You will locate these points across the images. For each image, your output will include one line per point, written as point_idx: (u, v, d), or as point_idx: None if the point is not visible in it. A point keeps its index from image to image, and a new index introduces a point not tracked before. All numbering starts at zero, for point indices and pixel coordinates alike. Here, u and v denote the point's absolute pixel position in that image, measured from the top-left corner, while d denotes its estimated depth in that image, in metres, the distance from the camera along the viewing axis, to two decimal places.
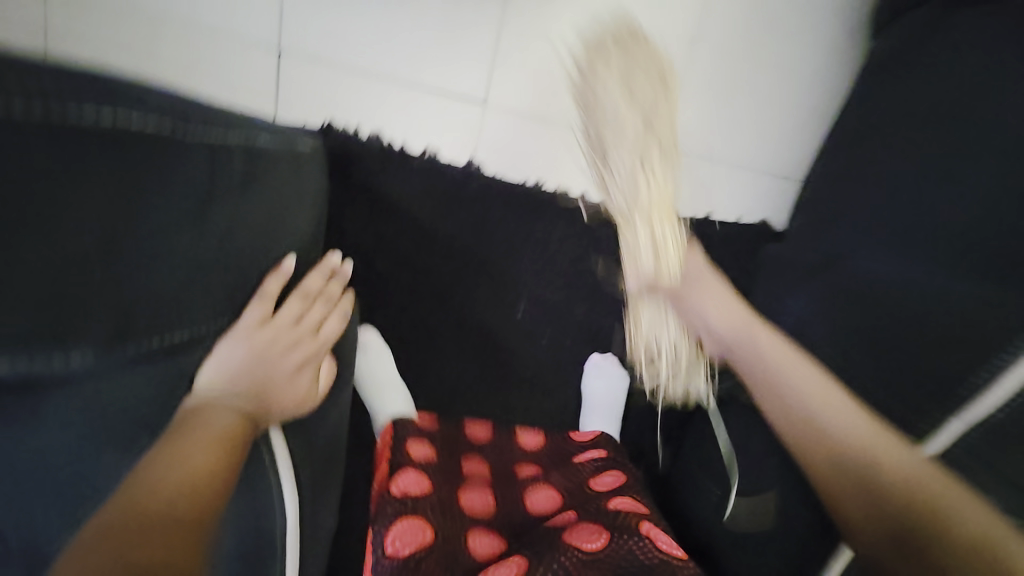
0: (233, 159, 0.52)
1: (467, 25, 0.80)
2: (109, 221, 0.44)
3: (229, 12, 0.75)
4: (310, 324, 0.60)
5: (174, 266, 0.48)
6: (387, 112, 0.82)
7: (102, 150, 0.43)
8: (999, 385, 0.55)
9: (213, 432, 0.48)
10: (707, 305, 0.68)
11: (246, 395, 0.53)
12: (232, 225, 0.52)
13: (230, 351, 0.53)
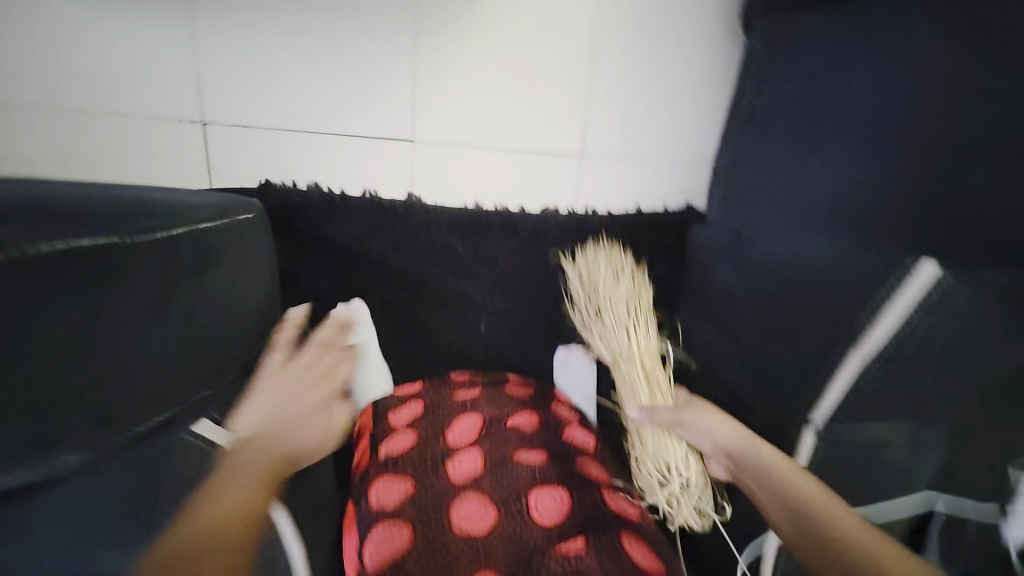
0: (181, 248, 0.55)
1: (381, 70, 0.84)
2: (76, 336, 0.47)
3: (149, 95, 0.79)
4: (328, 365, 0.63)
5: (145, 359, 0.52)
6: (321, 163, 0.86)
7: (55, 272, 0.46)
8: (882, 322, 0.60)
9: (265, 465, 0.52)
10: (705, 429, 0.64)
11: (292, 431, 0.56)
12: (192, 311, 0.56)
13: (260, 390, 0.58)
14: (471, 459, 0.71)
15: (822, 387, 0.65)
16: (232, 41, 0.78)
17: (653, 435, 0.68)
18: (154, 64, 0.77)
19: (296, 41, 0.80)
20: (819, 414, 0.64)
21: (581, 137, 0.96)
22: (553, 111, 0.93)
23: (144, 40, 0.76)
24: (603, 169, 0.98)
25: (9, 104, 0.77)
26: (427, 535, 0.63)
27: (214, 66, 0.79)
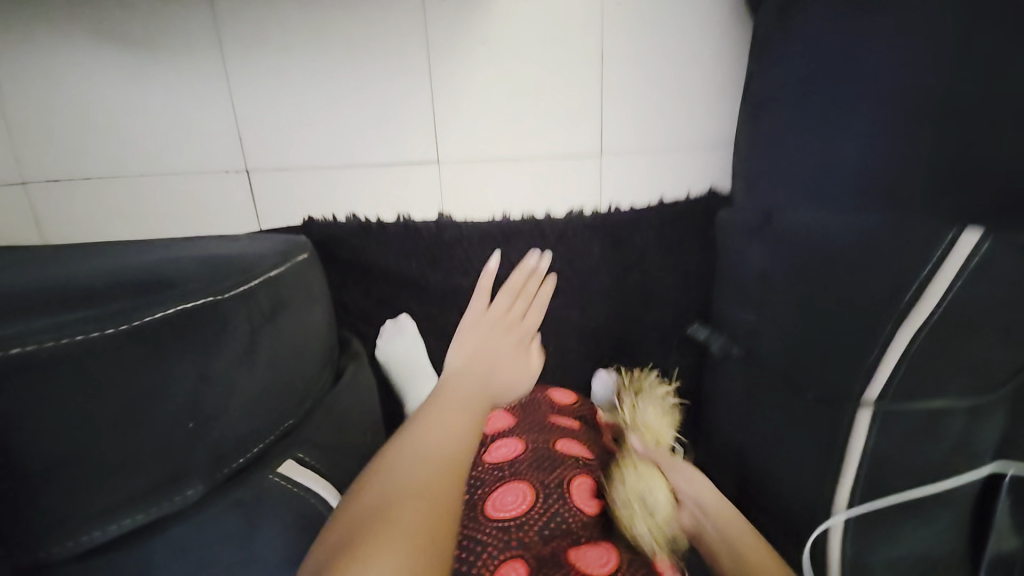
0: (258, 294, 0.49)
1: (403, 99, 0.88)
2: (175, 395, 0.42)
3: (194, 149, 0.82)
4: (516, 313, 0.88)
5: (229, 415, 0.45)
6: (356, 194, 0.91)
7: (125, 347, 0.40)
8: (929, 294, 0.58)
9: (468, 400, 0.63)
10: (697, 484, 0.70)
11: (479, 369, 0.72)
12: (273, 350, 0.50)
13: (467, 324, 0.84)
14: (510, 446, 0.70)
15: (873, 369, 0.63)
16: (266, 88, 0.83)
17: (641, 467, 0.69)
18: (196, 119, 0.81)
19: (324, 82, 0.85)
20: (873, 393, 0.63)
21: (599, 137, 0.98)
22: (570, 115, 0.95)
23: (184, 97, 0.80)
24: (623, 166, 1.01)
25: (62, 176, 0.79)
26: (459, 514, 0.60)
27: (251, 114, 0.83)
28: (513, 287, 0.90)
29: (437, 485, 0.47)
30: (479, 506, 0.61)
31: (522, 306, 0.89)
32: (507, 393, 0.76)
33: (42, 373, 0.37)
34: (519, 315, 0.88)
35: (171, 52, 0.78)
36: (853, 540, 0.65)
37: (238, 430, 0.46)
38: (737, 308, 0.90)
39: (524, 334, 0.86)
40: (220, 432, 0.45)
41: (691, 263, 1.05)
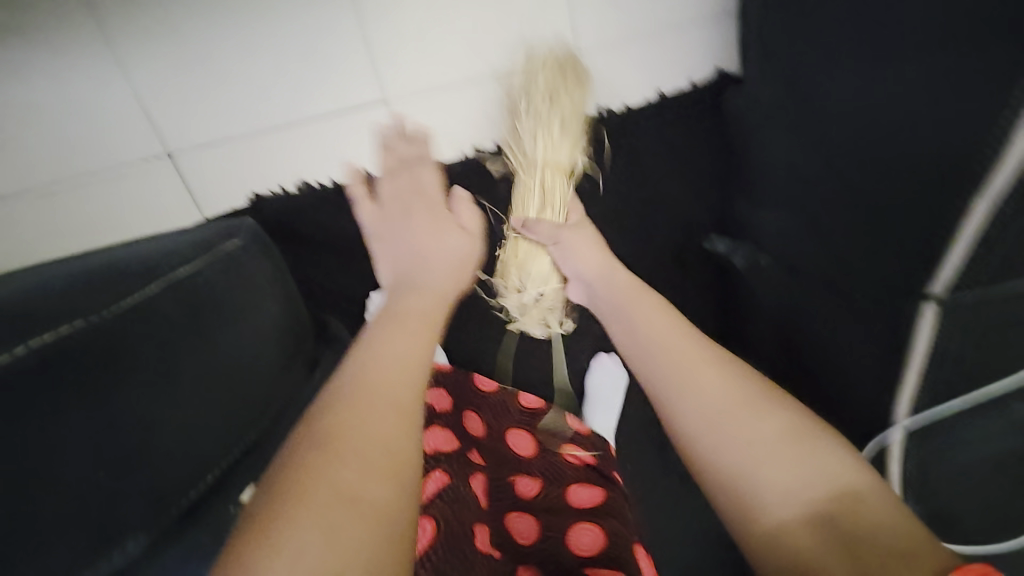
0: (161, 305, 0.44)
1: (324, 28, 0.73)
2: (92, 430, 0.39)
3: (104, 140, 0.71)
4: (416, 192, 0.74)
5: (168, 439, 0.42)
6: (301, 158, 0.78)
7: (31, 380, 0.38)
8: (1010, 153, 0.46)
9: (418, 319, 0.57)
10: (585, 257, 0.73)
11: (409, 277, 0.64)
12: (205, 365, 0.45)
13: (370, 229, 0.73)
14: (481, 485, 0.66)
15: (936, 258, 0.52)
16: (159, 50, 0.69)
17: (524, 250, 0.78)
18: (93, 105, 0.70)
19: (226, 27, 0.70)
20: (940, 284, 0.53)
21: (571, 31, 0.81)
22: (530, 9, 0.79)
23: (72, 81, 0.68)
24: (605, 62, 0.84)
25: None
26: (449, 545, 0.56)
27: (154, 85, 0.70)
28: (390, 169, 0.75)
29: (383, 440, 0.44)
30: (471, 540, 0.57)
31: (409, 176, 0.75)
32: (460, 276, 0.68)
33: None
34: (413, 189, 0.74)
35: (37, 26, 0.66)
36: (914, 452, 0.60)
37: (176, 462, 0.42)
38: (763, 209, 0.76)
39: (432, 202, 0.73)
40: (152, 468, 0.41)
41: (702, 165, 0.91)
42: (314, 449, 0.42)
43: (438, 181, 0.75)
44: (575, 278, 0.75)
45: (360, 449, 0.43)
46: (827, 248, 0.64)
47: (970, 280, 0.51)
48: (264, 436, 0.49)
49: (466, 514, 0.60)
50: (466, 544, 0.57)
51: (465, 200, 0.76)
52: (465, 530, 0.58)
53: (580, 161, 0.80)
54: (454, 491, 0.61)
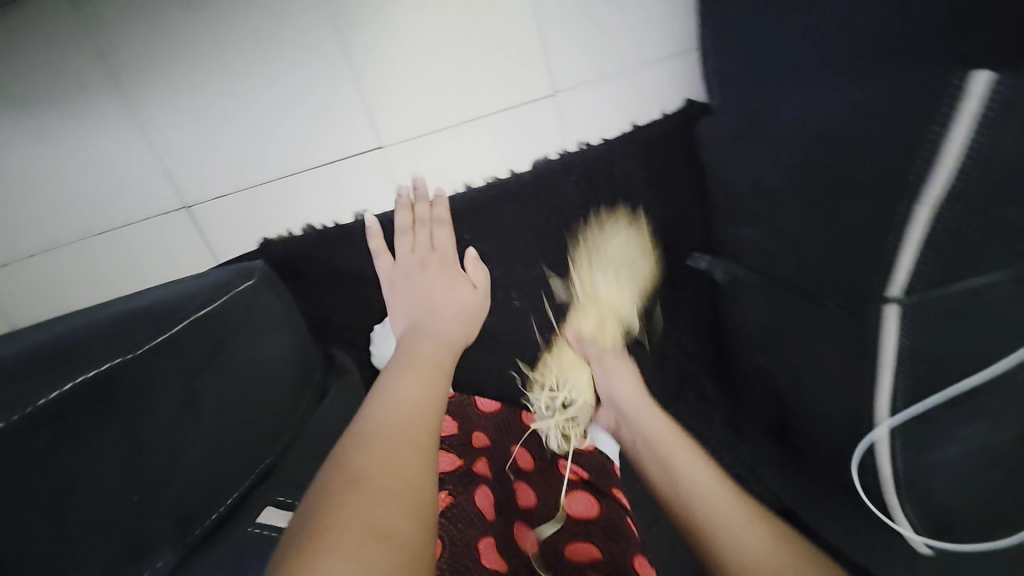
0: (186, 339, 0.48)
1: (324, 87, 0.81)
2: (128, 458, 0.42)
3: (127, 197, 0.78)
4: (426, 246, 0.84)
5: (189, 464, 0.45)
6: (307, 203, 0.84)
7: (73, 414, 0.40)
8: (941, 163, 0.51)
9: (428, 371, 0.64)
10: (617, 382, 0.81)
11: (421, 326, 0.74)
12: (220, 395, 0.48)
13: (387, 282, 0.83)
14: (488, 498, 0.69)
15: (891, 263, 0.56)
16: (176, 115, 0.77)
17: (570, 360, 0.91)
18: (116, 165, 0.77)
19: (235, 91, 0.78)
20: (898, 287, 0.56)
21: (550, 74, 0.89)
22: (512, 57, 0.87)
23: (97, 145, 0.76)
24: (583, 100, 0.92)
25: (6, 259, 0.77)
26: (453, 558, 0.59)
27: (171, 145, 0.78)
28: (406, 224, 0.84)
29: (405, 480, 0.46)
30: (474, 552, 0.60)
31: (426, 234, 0.85)
32: (467, 327, 0.79)
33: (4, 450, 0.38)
34: (427, 246, 0.84)
35: (67, 100, 0.74)
36: (902, 450, 0.59)
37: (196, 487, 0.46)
38: (738, 225, 0.81)
39: (445, 260, 0.84)
40: (175, 494, 0.44)
41: (680, 188, 0.97)
42: (337, 493, 0.44)
43: (450, 239, 0.85)
44: (610, 399, 0.81)
45: (383, 486, 0.45)
46: (796, 257, 0.68)
47: (924, 281, 0.55)
48: (276, 460, 0.53)
49: (470, 528, 0.63)
50: (468, 556, 0.59)
51: (474, 259, 0.86)
52: (469, 542, 0.61)
53: (632, 320, 0.94)
54: (459, 507, 0.65)
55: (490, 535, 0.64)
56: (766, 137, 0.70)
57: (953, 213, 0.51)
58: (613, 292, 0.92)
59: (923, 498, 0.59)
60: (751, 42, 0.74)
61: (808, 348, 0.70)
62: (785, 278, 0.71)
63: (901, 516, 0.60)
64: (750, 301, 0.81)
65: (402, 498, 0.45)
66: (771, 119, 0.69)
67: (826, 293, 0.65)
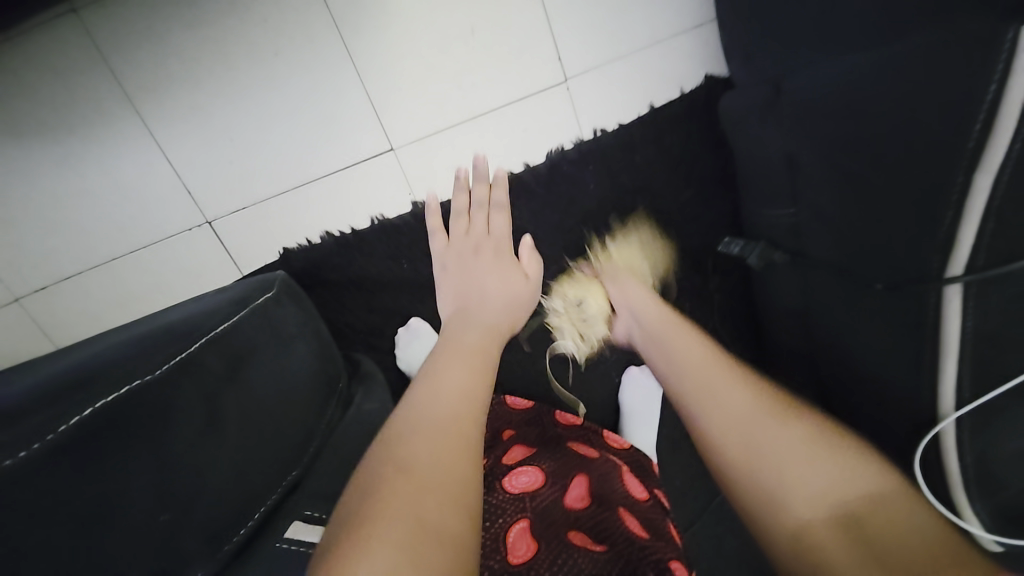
0: (205, 355, 0.47)
1: (331, 92, 0.80)
2: (151, 479, 0.42)
3: (150, 217, 0.80)
4: (479, 230, 0.81)
5: (212, 482, 0.45)
6: (323, 210, 0.84)
7: (94, 440, 0.41)
8: (1001, 123, 0.45)
9: (473, 349, 0.60)
10: (631, 293, 0.79)
11: (469, 310, 0.70)
12: (243, 411, 0.48)
13: (439, 261, 0.81)
14: (529, 475, 0.70)
15: (949, 240, 0.51)
16: (191, 132, 0.78)
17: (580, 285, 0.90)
18: (137, 186, 0.79)
19: (246, 103, 0.78)
20: (958, 266, 0.51)
21: (560, 60, 0.86)
22: (518, 46, 0.84)
23: (120, 167, 0.78)
24: (596, 84, 0.88)
25: (45, 283, 0.80)
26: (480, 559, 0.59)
27: (189, 162, 0.79)
28: (463, 207, 0.82)
29: (451, 474, 0.44)
30: (501, 548, 0.60)
31: (482, 218, 0.82)
32: (512, 316, 0.73)
33: (25, 480, 0.38)
34: (482, 230, 0.81)
35: (87, 127, 0.76)
36: (972, 440, 0.55)
37: (223, 504, 0.46)
38: (771, 205, 0.76)
39: (499, 245, 0.80)
40: (199, 515, 0.44)
41: (705, 169, 0.92)
42: (384, 488, 0.42)
43: (506, 226, 0.82)
44: (625, 311, 0.79)
45: (429, 482, 0.43)
46: (837, 237, 0.63)
47: (987, 256, 0.49)
48: (303, 472, 0.53)
49: (499, 524, 0.63)
50: (495, 554, 0.59)
51: (529, 249, 0.82)
52: (497, 538, 0.61)
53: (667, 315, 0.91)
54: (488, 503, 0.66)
55: (525, 519, 0.63)
56: (794, 110, 0.65)
57: (1015, 178, 0.45)
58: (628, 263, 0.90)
59: (993, 491, 0.54)
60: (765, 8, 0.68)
61: (855, 334, 0.65)
62: (825, 260, 0.66)
63: (968, 511, 0.56)
64: (787, 284, 0.76)
65: (453, 502, 0.43)
66: (799, 90, 0.64)
67: (874, 276, 0.60)
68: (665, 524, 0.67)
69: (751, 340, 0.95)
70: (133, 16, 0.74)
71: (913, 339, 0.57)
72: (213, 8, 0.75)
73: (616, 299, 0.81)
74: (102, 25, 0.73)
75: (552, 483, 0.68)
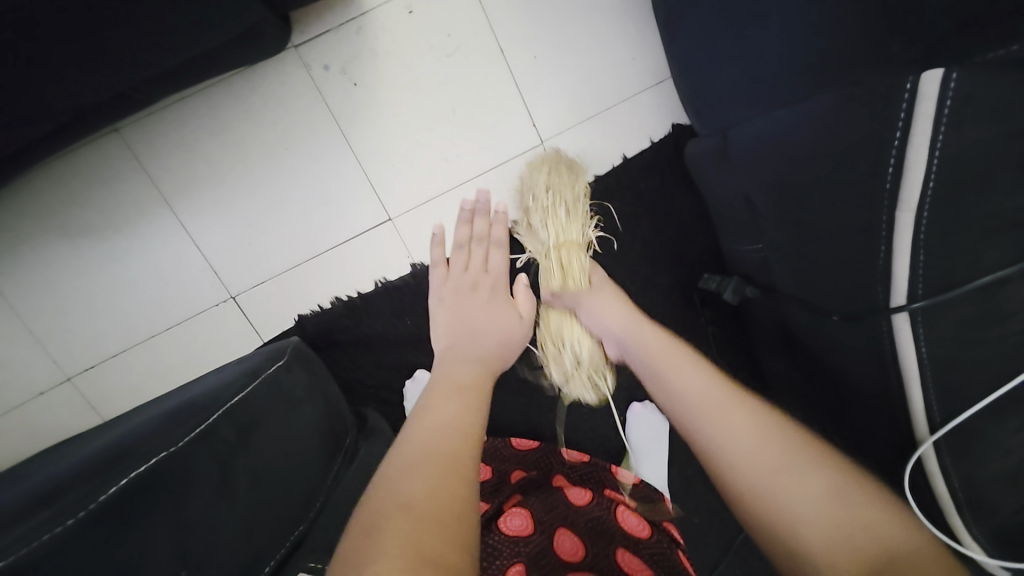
0: (219, 426, 0.54)
1: (331, 174, 0.91)
2: (177, 537, 0.48)
3: (182, 296, 0.91)
4: (478, 266, 0.85)
5: (227, 536, 0.51)
6: (333, 280, 0.93)
7: (128, 503, 0.47)
8: (910, 165, 0.52)
9: (462, 388, 0.66)
10: (603, 312, 0.80)
11: (459, 347, 0.75)
12: (254, 471, 0.55)
13: (437, 300, 0.84)
14: (522, 518, 0.72)
15: (887, 272, 0.55)
16: (214, 219, 0.90)
17: (557, 322, 0.86)
18: (169, 270, 0.90)
19: (258, 191, 0.90)
20: (900, 295, 0.55)
21: (534, 126, 0.95)
22: (493, 118, 0.93)
23: (157, 256, 0.90)
24: (569, 143, 0.96)
25: (93, 361, 0.91)
26: None
27: (213, 245, 0.90)
28: (463, 241, 0.87)
29: (445, 505, 0.48)
30: None
31: (480, 251, 0.86)
32: (504, 351, 0.79)
33: (69, 543, 0.44)
34: (481, 265, 0.85)
35: (129, 224, 0.88)
36: (954, 465, 0.55)
37: (238, 557, 0.52)
38: (741, 241, 0.80)
39: (496, 282, 0.85)
40: (217, 565, 0.50)
41: (682, 209, 0.97)
42: (387, 521, 0.45)
43: (504, 262, 0.86)
44: (604, 333, 0.80)
45: (426, 513, 0.46)
46: (794, 274, 0.67)
47: (925, 285, 0.54)
48: (309, 527, 0.59)
49: (497, 565, 0.65)
50: None
51: (525, 287, 0.86)
52: None
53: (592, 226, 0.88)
54: (486, 543, 0.68)
55: (520, 563, 0.65)
56: (738, 161, 0.71)
57: (933, 212, 0.51)
58: (561, 229, 0.83)
59: (988, 517, 0.54)
60: (697, 73, 0.76)
61: (831, 364, 0.67)
62: (790, 295, 0.69)
63: (967, 538, 0.55)
64: (765, 315, 0.79)
65: (449, 529, 0.46)
66: (741, 142, 0.70)
67: (826, 307, 0.63)
68: (674, 553, 0.72)
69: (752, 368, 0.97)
70: (165, 131, 0.87)
71: (878, 367, 0.59)
72: (231, 117, 0.88)
73: (591, 321, 0.82)
74: (141, 140, 0.87)
75: (542, 529, 0.70)
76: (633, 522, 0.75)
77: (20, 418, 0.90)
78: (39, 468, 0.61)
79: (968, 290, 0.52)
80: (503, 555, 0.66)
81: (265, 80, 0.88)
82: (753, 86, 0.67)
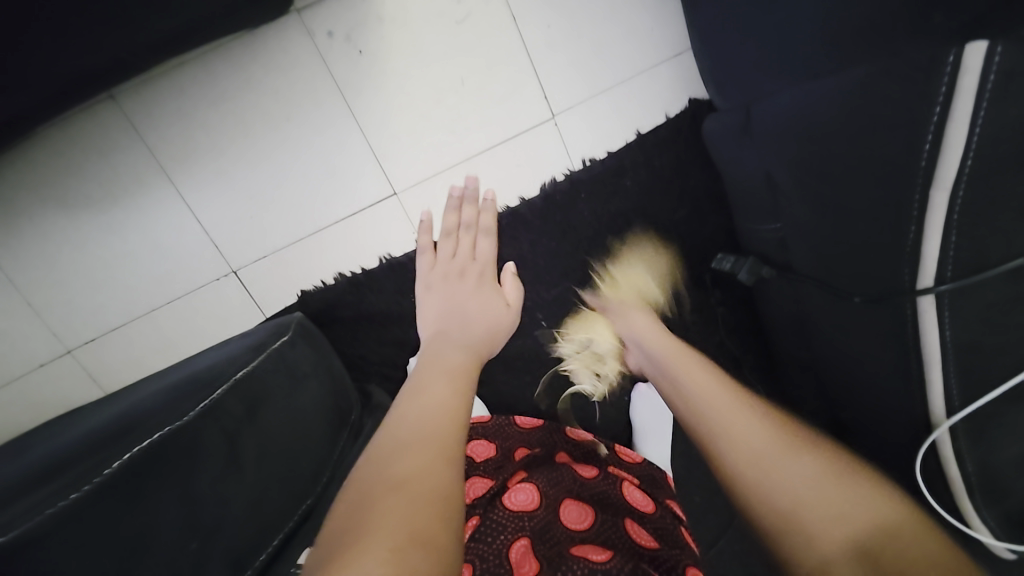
0: (225, 400, 0.53)
1: (334, 147, 0.88)
2: (185, 511, 0.48)
3: (182, 270, 0.89)
4: (466, 254, 0.85)
5: (235, 511, 0.51)
6: (337, 256, 0.91)
7: (134, 478, 0.46)
8: (949, 144, 0.49)
9: (450, 369, 0.65)
10: (634, 324, 0.85)
11: (449, 330, 0.75)
12: (261, 445, 0.54)
13: (423, 288, 0.84)
14: (528, 493, 0.72)
15: (916, 253, 0.53)
16: (214, 192, 0.87)
17: (586, 320, 0.95)
18: (168, 243, 0.88)
19: (258, 163, 0.87)
20: (928, 277, 0.53)
21: (546, 99, 0.91)
22: (503, 89, 0.90)
23: (155, 229, 0.87)
24: (581, 118, 0.93)
25: (93, 334, 0.89)
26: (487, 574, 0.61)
27: (213, 219, 0.88)
28: (452, 228, 0.87)
29: (433, 478, 0.47)
30: (506, 565, 0.61)
31: (468, 240, 0.87)
32: (492, 338, 0.78)
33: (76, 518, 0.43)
34: (468, 254, 0.86)
35: (126, 195, 0.86)
36: (969, 449, 0.54)
37: (247, 533, 0.51)
38: (758, 221, 0.78)
39: (483, 270, 0.85)
40: (226, 540, 0.50)
41: (696, 186, 0.95)
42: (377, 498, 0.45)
43: (492, 250, 0.87)
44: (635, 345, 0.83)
45: (414, 486, 0.46)
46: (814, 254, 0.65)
47: (955, 268, 0.52)
48: (316, 501, 0.58)
49: (501, 540, 0.65)
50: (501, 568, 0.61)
51: (512, 275, 0.87)
52: (502, 554, 0.63)
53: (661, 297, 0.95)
54: (489, 519, 0.68)
55: (526, 537, 0.65)
56: (760, 136, 0.68)
57: (969, 191, 0.49)
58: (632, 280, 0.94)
59: (1000, 502, 0.54)
60: (720, 43, 0.72)
61: (846, 347, 0.66)
62: (809, 276, 0.68)
63: (976, 521, 0.56)
64: (779, 296, 0.78)
65: (438, 501, 0.45)
66: (764, 117, 0.67)
67: (847, 289, 0.62)
68: (678, 530, 0.72)
69: (760, 349, 0.96)
70: (161, 100, 0.84)
71: (898, 351, 0.58)
72: (229, 84, 0.84)
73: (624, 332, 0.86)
74: (135, 107, 0.83)
75: (547, 504, 0.70)
76: (637, 498, 0.75)
77: (20, 390, 0.89)
78: (43, 439, 0.60)
79: (998, 273, 0.50)
80: (507, 529, 0.66)
81: (266, 46, 0.84)
82: (781, 58, 0.64)
